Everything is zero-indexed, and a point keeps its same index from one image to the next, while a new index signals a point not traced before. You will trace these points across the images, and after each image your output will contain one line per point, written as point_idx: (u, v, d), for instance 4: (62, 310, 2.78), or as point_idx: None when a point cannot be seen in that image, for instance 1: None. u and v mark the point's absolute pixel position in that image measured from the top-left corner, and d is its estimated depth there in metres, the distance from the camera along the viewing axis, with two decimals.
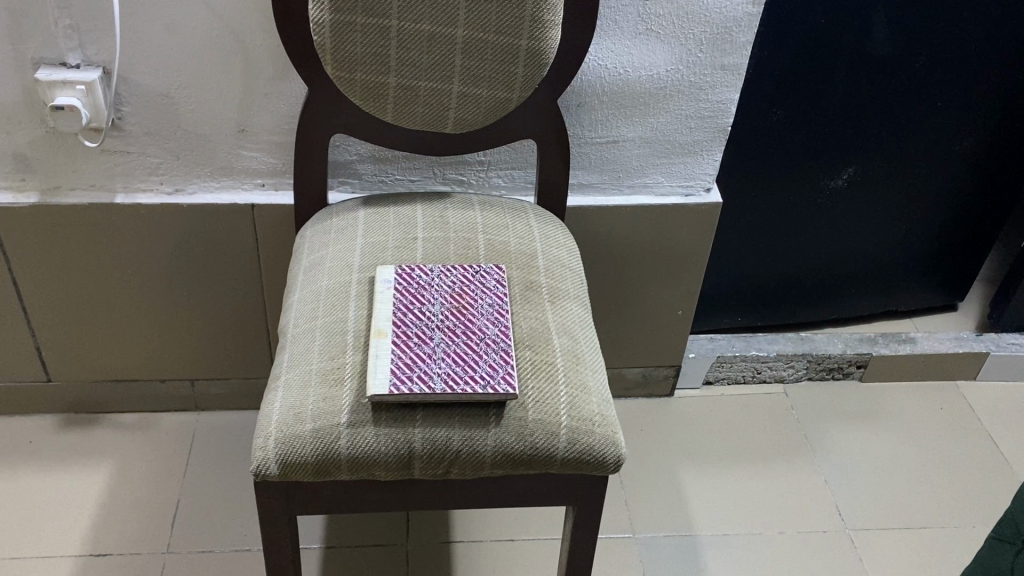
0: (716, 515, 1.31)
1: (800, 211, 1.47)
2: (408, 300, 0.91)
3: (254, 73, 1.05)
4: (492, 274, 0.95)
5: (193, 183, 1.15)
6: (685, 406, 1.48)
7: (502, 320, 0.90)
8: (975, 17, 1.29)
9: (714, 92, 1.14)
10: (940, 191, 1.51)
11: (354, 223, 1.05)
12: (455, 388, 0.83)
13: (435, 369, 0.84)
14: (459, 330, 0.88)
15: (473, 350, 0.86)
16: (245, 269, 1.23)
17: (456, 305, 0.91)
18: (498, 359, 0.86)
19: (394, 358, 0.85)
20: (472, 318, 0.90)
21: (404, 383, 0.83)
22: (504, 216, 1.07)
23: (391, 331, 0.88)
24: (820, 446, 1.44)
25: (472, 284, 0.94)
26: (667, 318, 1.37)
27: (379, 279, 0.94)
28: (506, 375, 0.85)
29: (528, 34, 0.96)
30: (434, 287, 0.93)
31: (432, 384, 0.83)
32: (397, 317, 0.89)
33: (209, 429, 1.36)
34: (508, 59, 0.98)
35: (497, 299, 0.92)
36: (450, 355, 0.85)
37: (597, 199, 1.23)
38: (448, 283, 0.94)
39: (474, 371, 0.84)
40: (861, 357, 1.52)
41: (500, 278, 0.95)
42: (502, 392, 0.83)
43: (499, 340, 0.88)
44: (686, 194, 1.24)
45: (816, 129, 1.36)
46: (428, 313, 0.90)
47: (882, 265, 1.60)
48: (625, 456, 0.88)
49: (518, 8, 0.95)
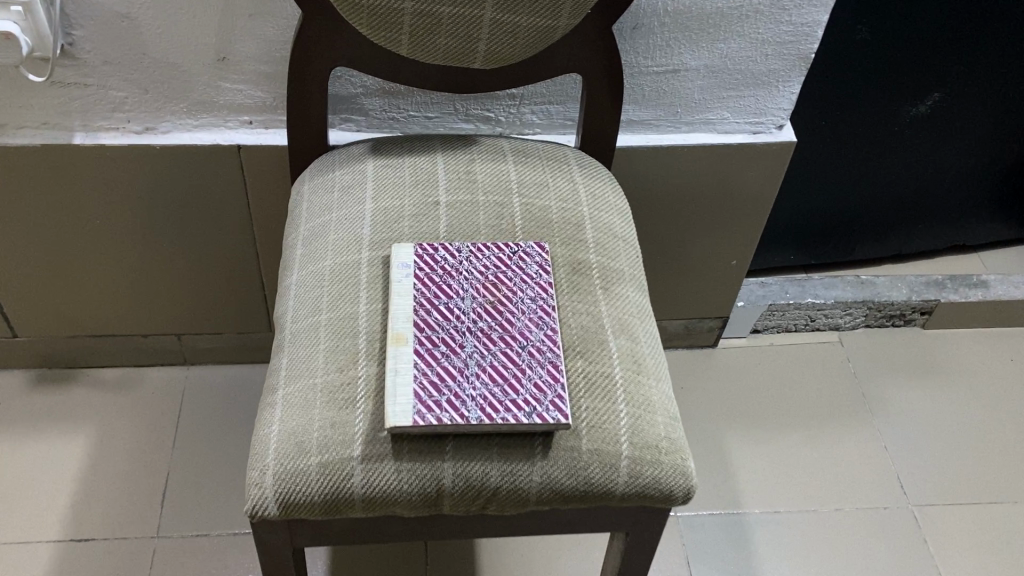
0: (766, 489, 1.19)
1: (873, 140, 1.27)
2: (433, 294, 0.74)
3: None
4: (534, 256, 0.78)
5: (166, 120, 0.96)
6: (729, 358, 1.34)
7: (547, 322, 0.73)
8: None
9: (799, 13, 0.92)
10: None
11: (362, 180, 0.87)
12: (494, 417, 0.67)
13: (469, 392, 0.68)
14: (495, 337, 0.72)
15: (514, 365, 0.70)
16: (235, 217, 1.05)
17: (491, 300, 0.74)
18: (545, 376, 0.69)
19: (418, 375, 0.69)
20: (512, 319, 0.73)
21: (431, 410, 0.67)
22: (543, 170, 0.88)
23: (413, 338, 0.71)
24: (879, 405, 1.30)
25: (509, 271, 0.77)
26: (719, 267, 1.20)
27: (395, 264, 0.77)
28: (556, 398, 0.68)
29: None
30: (463, 276, 0.76)
31: (466, 411, 0.67)
32: (419, 316, 0.72)
33: (202, 387, 1.22)
34: None
35: (539, 292, 0.75)
36: (486, 371, 0.69)
37: (649, 137, 1.03)
38: (480, 269, 0.76)
39: (516, 394, 0.68)
40: (927, 304, 1.36)
41: (542, 262, 0.78)
42: (551, 422, 0.67)
43: (546, 350, 0.71)
44: (753, 131, 1.05)
45: (904, 46, 1.14)
46: (457, 312, 0.73)
47: (956, 198, 1.42)
48: (696, 486, 0.73)
49: None
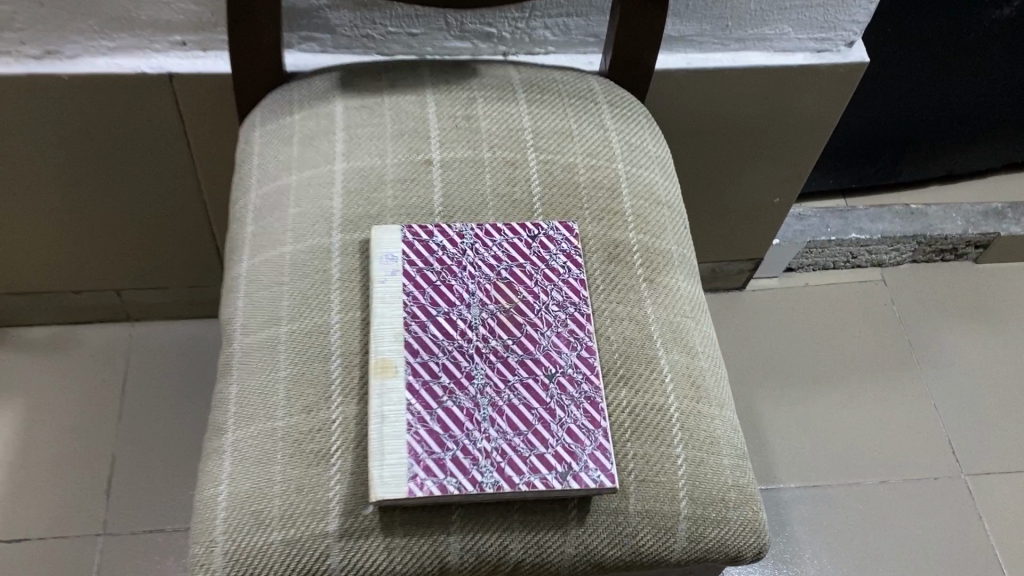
0: (803, 461, 1.05)
1: (943, 49, 1.06)
2: (428, 301, 0.56)
3: None
4: (558, 243, 0.60)
5: (73, 42, 0.74)
6: (759, 303, 1.18)
7: (580, 340, 0.56)
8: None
9: None
10: None
11: (329, 129, 0.66)
12: (516, 483, 0.50)
13: (482, 447, 0.51)
14: (514, 364, 0.54)
15: (540, 406, 0.53)
16: (173, 160, 0.84)
17: (506, 310, 0.56)
18: (582, 421, 0.52)
19: (412, 424, 0.51)
20: (534, 337, 0.55)
21: (431, 476, 0.49)
22: (564, 114, 0.68)
23: (403, 367, 0.53)
24: (927, 356, 1.15)
25: (528, 266, 0.58)
26: (758, 205, 1.02)
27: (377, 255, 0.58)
28: (597, 452, 0.51)
29: None
30: (468, 274, 0.57)
31: (478, 475, 0.50)
32: (411, 334, 0.54)
33: (150, 347, 1.04)
34: None
35: (567, 296, 0.57)
36: (503, 416, 0.52)
37: (689, 57, 0.82)
38: (489, 263, 0.58)
39: (545, 448, 0.51)
40: (984, 238, 1.19)
41: (569, 252, 0.59)
42: (592, 487, 0.50)
43: (580, 382, 0.54)
44: (817, 49, 0.84)
45: None
46: (462, 326, 0.55)
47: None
48: (767, 544, 0.57)
49: None
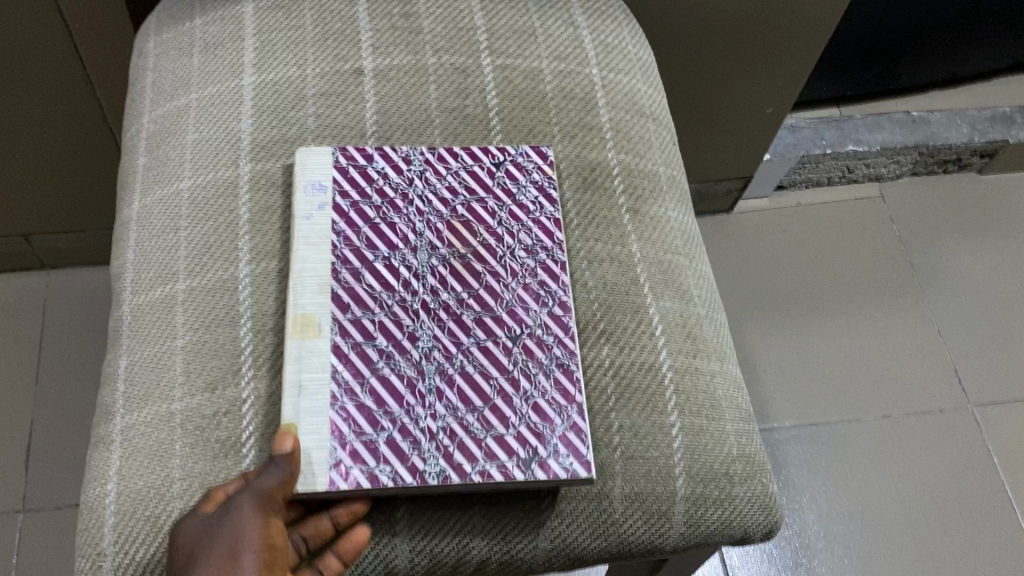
0: (798, 397, 0.96)
1: None
2: (364, 244, 0.45)
3: None
4: (528, 172, 0.49)
5: None
6: (748, 226, 1.07)
7: (552, 295, 0.45)
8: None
9: None
10: None
11: (236, 35, 0.54)
12: (466, 473, 0.40)
13: (426, 427, 0.41)
14: (469, 323, 0.44)
15: (500, 376, 0.43)
16: (65, 82, 0.71)
17: (461, 255, 0.46)
18: (553, 395, 0.43)
19: (338, 396, 0.41)
20: (495, 290, 0.45)
21: (358, 464, 0.40)
22: (524, 8, 0.56)
23: (330, 325, 0.43)
24: (929, 278, 1.05)
25: (490, 202, 0.48)
26: (748, 116, 0.90)
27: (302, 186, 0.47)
28: (570, 434, 0.42)
29: None
30: (415, 210, 0.47)
31: (418, 463, 0.40)
32: (341, 285, 0.44)
33: (69, 297, 0.92)
34: None
35: (538, 240, 0.47)
36: (455, 388, 0.42)
37: None
38: (441, 197, 0.47)
39: (504, 429, 0.41)
40: (991, 145, 1.09)
41: (542, 185, 0.49)
42: (562, 478, 0.41)
43: (551, 346, 0.44)
44: None
45: None
46: (405, 275, 0.45)
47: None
48: (781, 523, 0.47)
49: None
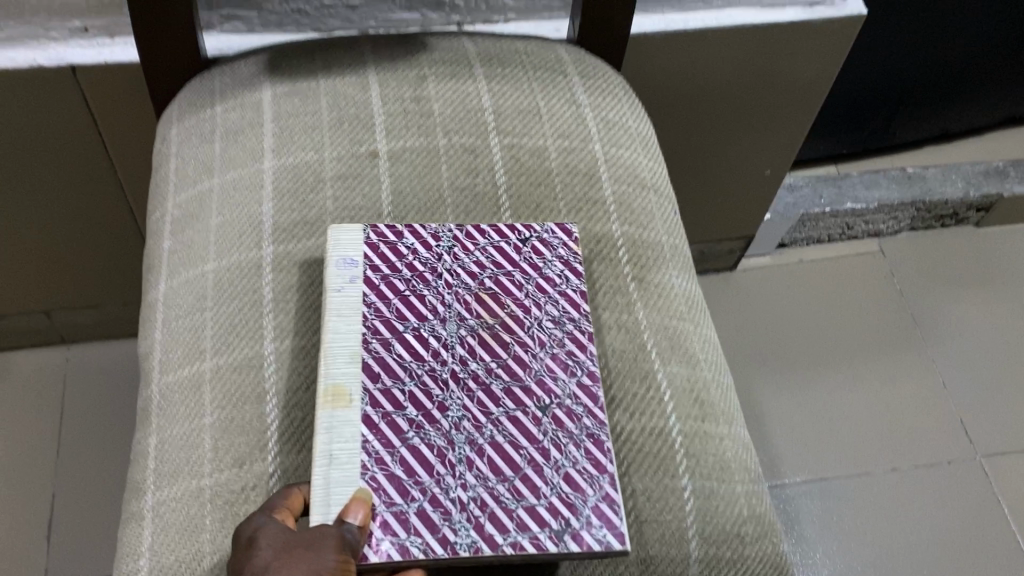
0: (808, 452, 0.97)
1: None
2: (394, 314, 0.47)
3: None
4: (554, 249, 0.51)
5: None
6: (752, 283, 1.09)
7: (581, 364, 0.46)
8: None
9: None
10: None
11: (256, 122, 0.57)
12: (498, 545, 0.40)
13: (457, 498, 0.41)
14: (499, 394, 0.45)
15: (530, 446, 0.43)
16: (89, 165, 0.74)
17: (488, 325, 0.47)
18: (585, 464, 0.43)
19: (368, 467, 0.42)
20: (524, 360, 0.46)
21: (389, 535, 0.40)
22: (528, 89, 0.59)
23: (360, 395, 0.44)
24: (931, 330, 1.07)
25: (516, 274, 0.49)
26: (747, 178, 0.93)
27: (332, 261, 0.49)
28: (603, 504, 0.42)
29: None
30: (444, 282, 0.48)
31: (449, 535, 0.40)
32: (371, 355, 0.45)
33: (88, 371, 0.94)
34: None
35: (565, 311, 0.48)
36: (486, 459, 0.43)
37: (669, 19, 0.73)
38: (468, 271, 0.49)
39: (536, 500, 0.42)
40: (986, 199, 1.11)
41: (567, 259, 0.50)
42: (595, 550, 0.41)
43: (581, 417, 0.45)
44: (810, 2, 0.75)
45: None
46: (434, 346, 0.46)
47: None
48: None
49: None
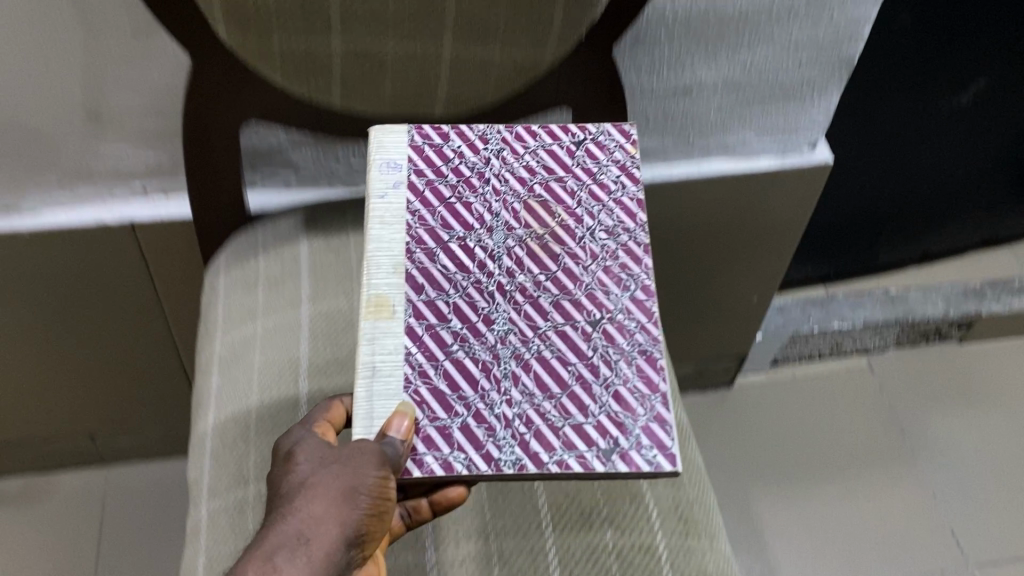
0: (806, 564, 1.01)
1: (908, 138, 1.07)
2: (439, 224, 0.50)
3: (100, 27, 0.61)
4: (610, 151, 0.54)
5: (32, 197, 0.72)
6: (748, 399, 1.16)
7: (634, 278, 0.49)
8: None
9: (845, 8, 0.72)
10: None
11: (295, 274, 0.65)
12: (544, 462, 0.42)
13: (501, 414, 0.44)
14: (547, 307, 0.47)
15: (579, 362, 0.46)
16: (139, 305, 0.82)
17: (537, 236, 0.50)
18: (636, 384, 0.45)
19: (411, 379, 0.45)
20: (574, 273, 0.49)
21: (433, 451, 0.43)
22: None
23: (402, 306, 0.47)
24: (922, 443, 1.12)
25: (568, 181, 0.53)
26: (736, 303, 1.01)
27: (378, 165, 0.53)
28: (654, 424, 0.44)
29: None
30: (492, 188, 0.52)
31: (494, 451, 0.43)
32: (417, 266, 0.48)
33: (127, 491, 1.00)
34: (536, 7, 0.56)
35: (620, 222, 0.51)
36: (532, 369, 0.45)
37: (656, 169, 0.83)
38: (514, 187, 0.52)
39: (583, 418, 0.44)
40: (966, 317, 1.18)
41: (623, 164, 0.54)
42: (645, 470, 0.42)
43: (632, 333, 0.47)
44: (781, 152, 0.85)
45: (947, 24, 0.95)
46: (482, 257, 0.49)
47: (995, 196, 1.22)
48: None
49: None
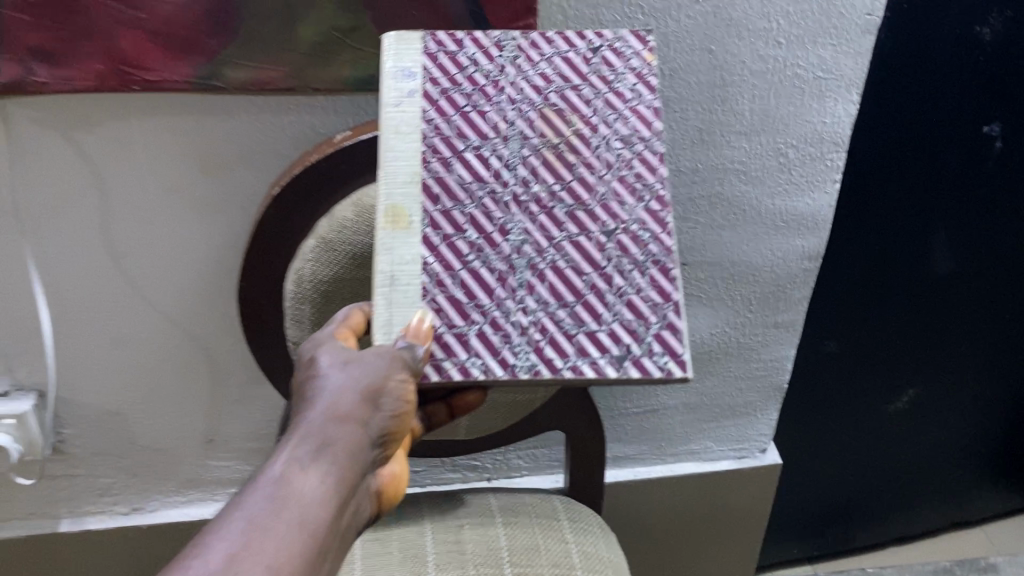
0: None
1: (860, 438, 1.25)
2: (454, 133, 0.57)
3: (223, 376, 0.85)
4: (626, 59, 0.60)
5: (152, 499, 0.94)
6: None
7: (648, 188, 0.57)
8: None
9: (766, 349, 0.97)
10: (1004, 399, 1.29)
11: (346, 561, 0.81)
12: (558, 367, 0.53)
13: (517, 321, 0.54)
14: (562, 218, 0.56)
15: (593, 272, 0.55)
16: None
17: (553, 146, 0.57)
18: (650, 293, 0.55)
19: (429, 287, 0.54)
20: (589, 183, 0.56)
21: (454, 358, 0.53)
22: (532, 532, 0.85)
23: (418, 217, 0.55)
24: None
25: (582, 90, 0.59)
26: None
27: (392, 72, 0.59)
28: (665, 333, 0.54)
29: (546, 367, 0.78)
30: (506, 98, 0.58)
31: (509, 357, 0.53)
32: (432, 175, 0.56)
33: None
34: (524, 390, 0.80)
35: (635, 131, 0.58)
36: (546, 277, 0.55)
37: (636, 471, 1.05)
38: (524, 85, 0.58)
39: (597, 325, 0.54)
40: None
41: (639, 73, 0.59)
42: (655, 373, 0.53)
43: (647, 243, 0.55)
44: (738, 455, 1.07)
45: (874, 350, 1.14)
46: (501, 164, 0.56)
47: (959, 473, 1.37)
48: None
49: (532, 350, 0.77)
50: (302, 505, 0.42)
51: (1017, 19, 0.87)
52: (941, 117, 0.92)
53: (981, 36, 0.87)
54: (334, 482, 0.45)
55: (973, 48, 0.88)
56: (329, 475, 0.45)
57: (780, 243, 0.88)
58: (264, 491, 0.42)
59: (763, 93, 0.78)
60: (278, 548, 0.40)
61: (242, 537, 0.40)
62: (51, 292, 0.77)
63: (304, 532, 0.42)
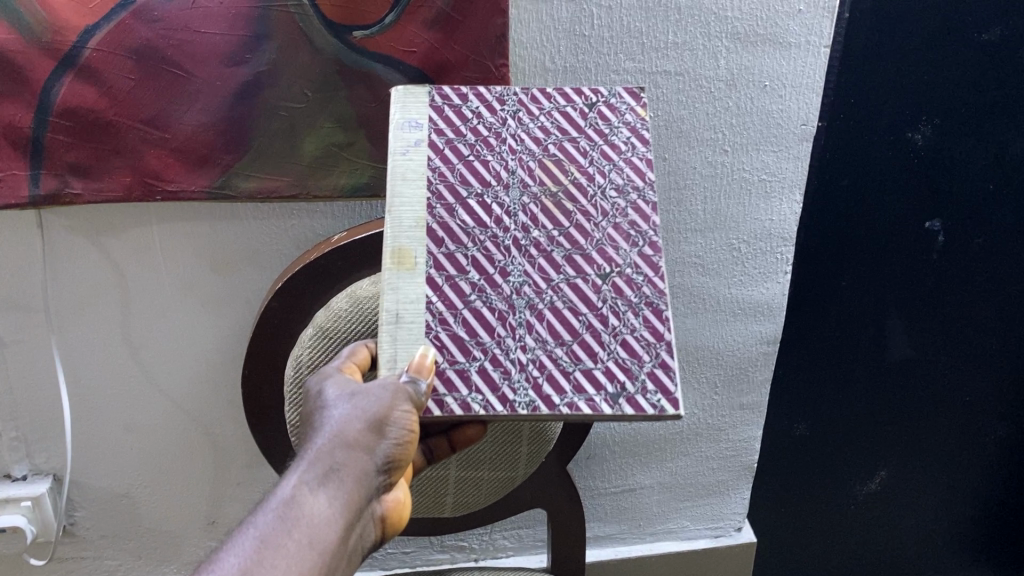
0: None
1: (836, 524, 1.28)
2: (457, 180, 0.61)
3: (227, 459, 0.92)
4: (621, 113, 0.64)
5: None
6: None
7: (642, 235, 0.61)
8: (1008, 309, 1.08)
9: (734, 430, 1.04)
10: (980, 489, 1.28)
11: None
12: (556, 402, 0.56)
13: (516, 359, 0.57)
14: (560, 261, 0.60)
15: (589, 312, 0.59)
16: None
17: (552, 193, 0.61)
18: (643, 334, 0.59)
19: (433, 326, 0.58)
20: (586, 229, 0.61)
21: (454, 392, 0.56)
22: None
23: (423, 258, 0.59)
24: None
25: (579, 141, 0.63)
26: None
27: (400, 122, 0.63)
28: (659, 370, 0.58)
29: (529, 437, 0.85)
30: (507, 148, 0.62)
31: (508, 393, 0.57)
32: (436, 220, 0.60)
33: None
34: (507, 465, 0.86)
35: (629, 179, 0.62)
36: (545, 317, 0.58)
37: (617, 549, 1.12)
38: (526, 137, 0.63)
39: (593, 363, 0.58)
40: None
41: (633, 126, 0.64)
42: (649, 410, 0.57)
43: (640, 285, 0.59)
44: (715, 533, 1.14)
45: (841, 433, 1.17)
46: (501, 211, 0.61)
47: (944, 565, 1.36)
48: None
49: (516, 424, 0.84)
50: (309, 527, 0.51)
51: (948, 125, 0.92)
52: (885, 213, 0.97)
53: (914, 141, 0.92)
54: (342, 505, 0.53)
55: (907, 152, 0.93)
56: (336, 500, 0.53)
57: (741, 328, 0.97)
58: (277, 513, 0.51)
59: (717, 194, 0.88)
60: (290, 564, 0.49)
61: (253, 555, 0.49)
62: (73, 381, 0.84)
63: (310, 551, 0.50)
